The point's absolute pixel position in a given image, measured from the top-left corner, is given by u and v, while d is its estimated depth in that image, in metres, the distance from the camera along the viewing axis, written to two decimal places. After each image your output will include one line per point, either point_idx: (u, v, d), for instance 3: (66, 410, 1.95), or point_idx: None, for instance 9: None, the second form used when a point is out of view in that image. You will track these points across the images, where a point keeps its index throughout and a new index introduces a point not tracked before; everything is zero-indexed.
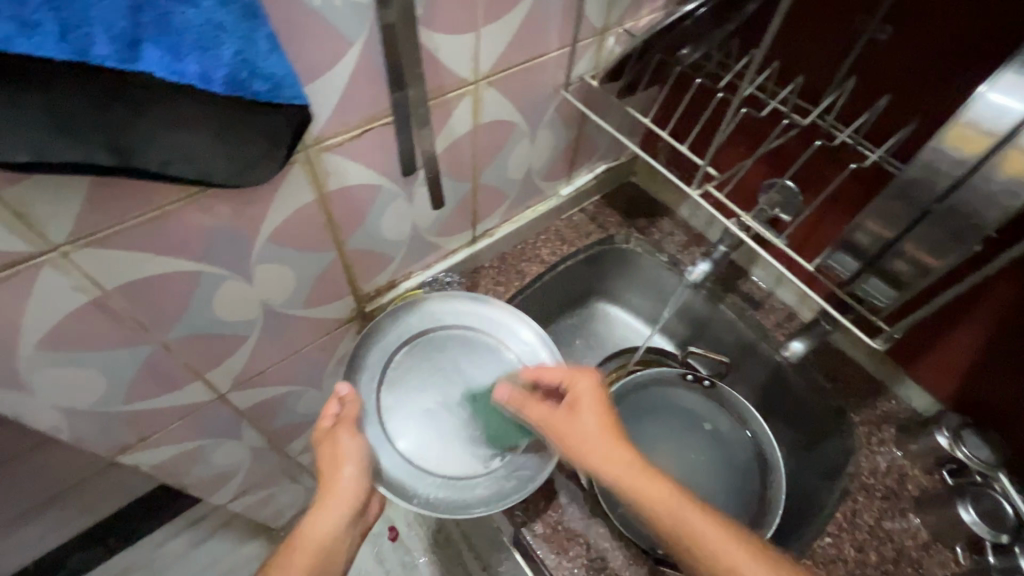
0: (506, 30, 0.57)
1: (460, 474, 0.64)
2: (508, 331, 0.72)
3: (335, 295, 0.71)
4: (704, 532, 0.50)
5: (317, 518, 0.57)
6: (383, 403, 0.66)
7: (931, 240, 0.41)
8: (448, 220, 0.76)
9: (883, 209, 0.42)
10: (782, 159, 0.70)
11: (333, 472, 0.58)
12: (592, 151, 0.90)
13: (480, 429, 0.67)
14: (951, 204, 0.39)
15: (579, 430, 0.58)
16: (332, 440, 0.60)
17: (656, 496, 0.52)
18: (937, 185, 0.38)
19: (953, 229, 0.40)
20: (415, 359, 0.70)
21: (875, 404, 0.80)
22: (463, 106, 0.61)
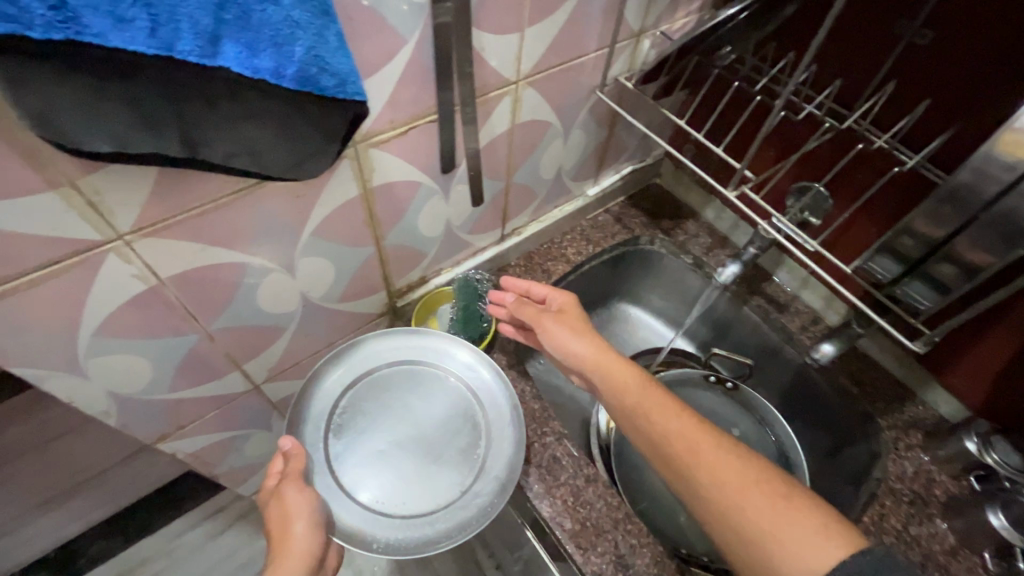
0: (550, 30, 0.58)
1: (420, 513, 0.63)
2: (450, 357, 0.73)
3: (369, 289, 0.72)
4: (665, 410, 0.55)
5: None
6: (333, 449, 0.65)
7: (979, 243, 0.42)
8: (480, 218, 0.77)
9: (929, 213, 0.43)
10: (815, 162, 0.71)
11: (286, 531, 0.55)
12: (620, 152, 0.91)
13: (434, 462, 0.66)
14: (1002, 209, 0.39)
15: (563, 329, 0.64)
16: (280, 497, 0.57)
17: (624, 383, 0.58)
18: (987, 190, 0.39)
19: (1001, 232, 0.40)
20: (361, 398, 0.69)
21: (902, 409, 0.80)
22: (503, 105, 0.62)
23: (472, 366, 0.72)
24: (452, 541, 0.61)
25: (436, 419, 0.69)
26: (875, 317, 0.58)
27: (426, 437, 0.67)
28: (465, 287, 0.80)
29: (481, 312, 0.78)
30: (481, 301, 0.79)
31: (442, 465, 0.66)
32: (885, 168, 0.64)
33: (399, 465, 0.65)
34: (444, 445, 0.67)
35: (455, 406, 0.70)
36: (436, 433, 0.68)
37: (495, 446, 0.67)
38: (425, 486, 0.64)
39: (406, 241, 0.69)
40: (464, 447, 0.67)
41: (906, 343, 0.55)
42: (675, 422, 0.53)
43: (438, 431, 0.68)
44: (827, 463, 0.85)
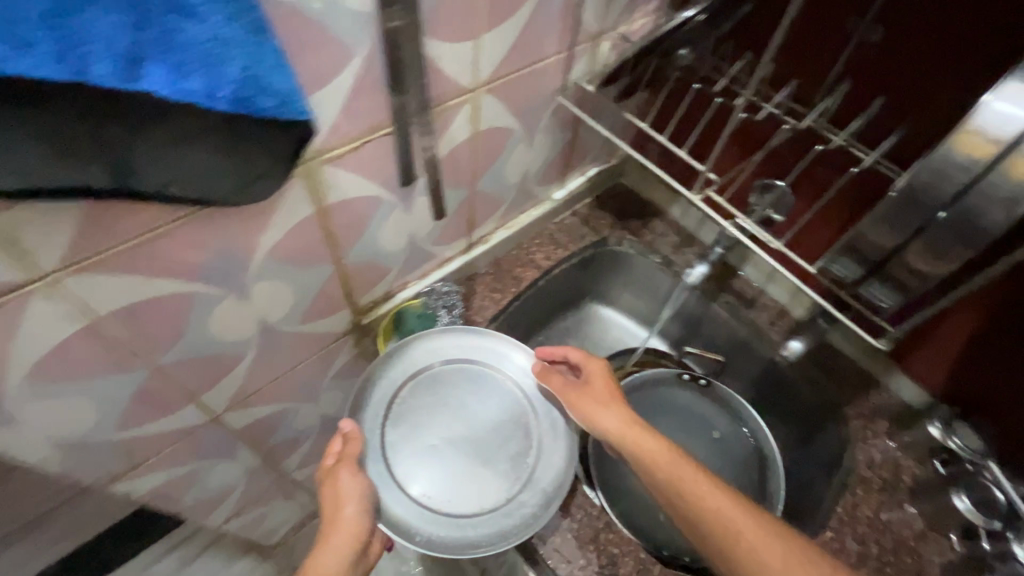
0: (507, 35, 0.56)
1: (465, 512, 0.63)
2: (509, 361, 0.72)
3: (332, 308, 0.69)
4: (704, 489, 0.55)
5: (323, 559, 0.55)
6: (388, 438, 0.66)
7: (936, 245, 0.42)
8: (445, 229, 0.75)
9: (888, 215, 0.43)
10: (776, 161, 0.71)
11: (336, 511, 0.58)
12: (585, 154, 0.90)
13: (485, 466, 0.66)
14: (959, 208, 0.39)
15: (595, 404, 0.65)
16: (335, 478, 0.60)
17: (662, 460, 0.58)
18: (945, 190, 0.39)
19: (959, 234, 0.40)
20: (419, 393, 0.69)
21: (868, 397, 0.82)
22: (462, 114, 0.60)
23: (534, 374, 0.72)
24: (493, 548, 0.61)
25: (491, 422, 0.69)
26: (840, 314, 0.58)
27: (479, 439, 0.68)
28: (433, 300, 0.79)
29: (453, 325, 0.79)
30: (452, 315, 0.79)
31: (491, 469, 0.66)
32: (844, 166, 0.65)
33: (450, 463, 0.66)
34: (496, 449, 0.67)
35: (511, 410, 0.70)
36: (492, 436, 0.68)
37: (546, 456, 0.68)
38: (473, 487, 0.65)
39: (368, 256, 0.67)
40: (516, 453, 0.68)
41: (871, 342, 0.55)
42: (716, 502, 0.54)
43: (492, 435, 0.68)
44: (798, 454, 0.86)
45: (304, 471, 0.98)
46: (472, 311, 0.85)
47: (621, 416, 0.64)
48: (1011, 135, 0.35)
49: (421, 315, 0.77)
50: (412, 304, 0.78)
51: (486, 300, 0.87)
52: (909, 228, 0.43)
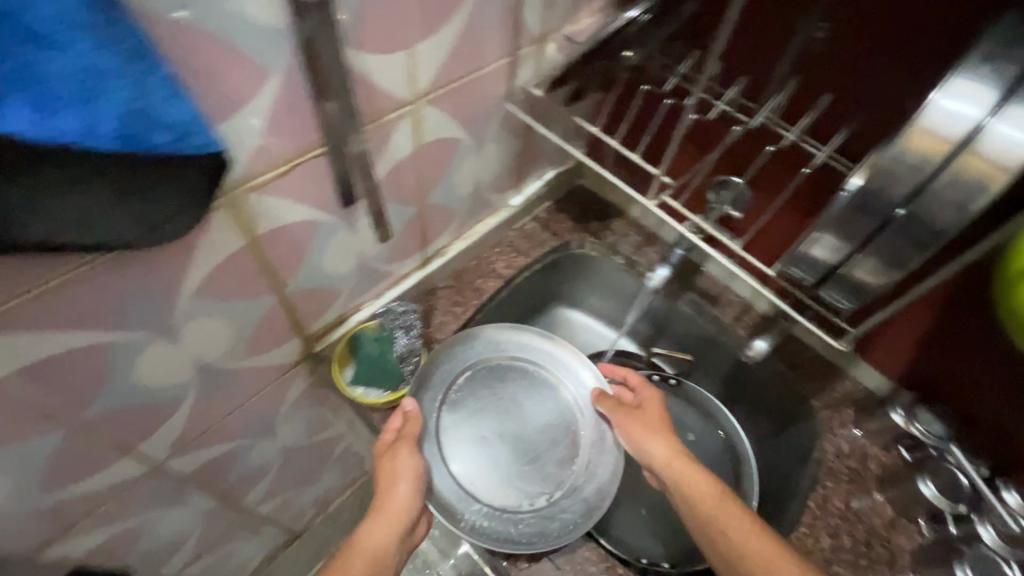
0: (444, 44, 0.53)
1: (506, 504, 0.67)
2: (569, 369, 0.73)
3: (278, 340, 0.65)
4: (740, 522, 0.58)
5: (373, 528, 0.62)
6: (442, 423, 0.69)
7: (888, 250, 0.40)
8: (396, 246, 0.71)
9: (838, 224, 0.41)
10: (730, 159, 0.70)
11: (389, 487, 0.63)
12: (540, 158, 0.87)
13: (534, 467, 0.69)
14: (913, 211, 0.38)
15: (646, 429, 0.67)
16: (393, 455, 0.65)
17: (703, 491, 0.62)
18: (897, 193, 0.38)
19: (911, 239, 0.39)
20: (474, 383, 0.72)
21: (835, 386, 0.82)
22: (402, 128, 0.57)
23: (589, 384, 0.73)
24: (529, 546, 0.66)
25: (541, 422, 0.71)
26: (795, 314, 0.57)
27: (528, 439, 0.70)
28: (388, 321, 0.75)
29: (411, 347, 0.76)
30: (409, 337, 0.76)
31: (539, 469, 0.69)
32: (798, 163, 0.64)
33: (497, 456, 0.69)
34: (542, 451, 0.70)
35: (561, 412, 0.72)
36: (543, 436, 0.70)
37: (591, 465, 0.70)
38: (518, 484, 0.68)
39: (312, 281, 0.63)
40: (561, 460, 0.70)
41: (832, 345, 0.54)
42: (749, 539, 0.57)
43: (541, 437, 0.71)
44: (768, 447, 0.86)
45: (268, 505, 0.93)
46: (432, 327, 0.82)
47: (667, 443, 0.66)
48: (959, 136, 0.35)
49: (377, 339, 0.73)
50: (366, 327, 0.73)
51: (448, 314, 0.84)
52: (862, 234, 0.41)
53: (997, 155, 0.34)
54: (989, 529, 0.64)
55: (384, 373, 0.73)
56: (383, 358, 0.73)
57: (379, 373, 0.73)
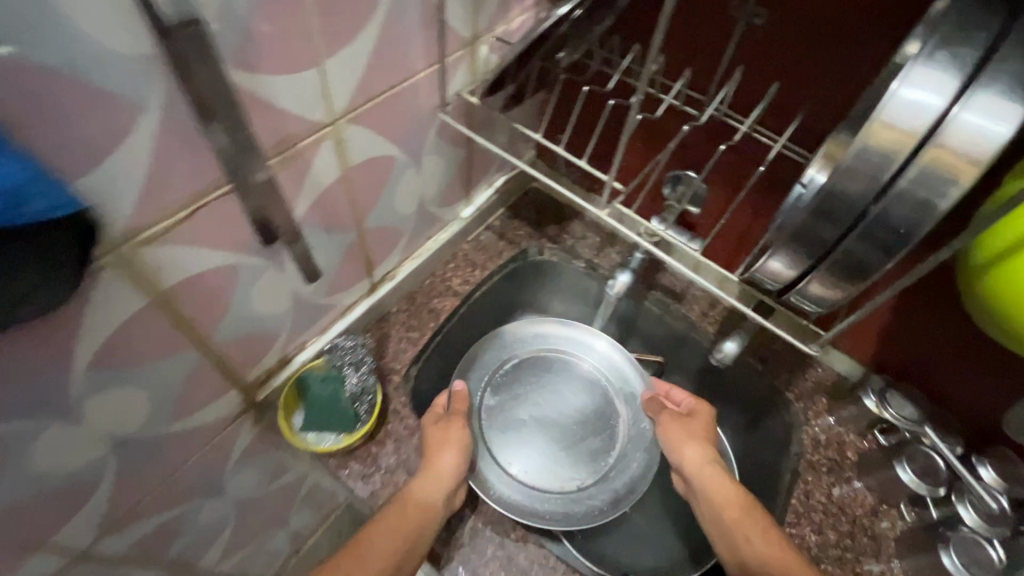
0: (357, 57, 0.47)
1: (539, 480, 0.74)
2: (610, 364, 0.82)
3: (211, 396, 0.58)
4: (761, 527, 0.58)
5: (424, 483, 0.62)
6: (486, 402, 0.78)
7: (856, 257, 0.37)
8: (337, 276, 0.66)
9: (803, 231, 0.38)
10: (685, 154, 0.68)
11: (437, 451, 0.66)
12: (487, 165, 0.82)
13: (567, 453, 0.77)
14: (880, 213, 0.34)
15: (688, 433, 0.69)
16: (446, 425, 0.68)
17: (724, 498, 0.61)
18: (863, 194, 0.34)
19: (877, 244, 0.36)
20: (520, 370, 0.81)
21: (806, 373, 0.80)
22: (323, 152, 0.51)
23: (627, 383, 0.81)
24: (556, 523, 0.69)
25: (576, 411, 0.79)
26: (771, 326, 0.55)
27: (564, 426, 0.79)
28: (337, 357, 0.69)
29: (364, 385, 0.69)
30: (360, 374, 0.69)
31: (572, 454, 0.77)
32: (753, 156, 0.62)
33: (535, 436, 0.77)
34: (578, 437, 0.78)
35: (597, 403, 0.81)
36: (577, 426, 0.79)
37: (623, 457, 0.77)
38: (551, 466, 0.75)
39: (242, 328, 0.56)
40: (595, 450, 0.77)
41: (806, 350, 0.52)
42: (766, 543, 0.57)
43: (578, 426, 0.79)
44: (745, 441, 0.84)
45: (228, 562, 0.86)
46: (387, 357, 0.76)
47: (707, 449, 0.67)
48: (921, 129, 0.32)
49: (325, 378, 0.66)
50: (315, 366, 0.67)
51: (404, 341, 0.78)
52: (828, 240, 0.37)
53: (964, 148, 0.31)
54: (969, 509, 0.64)
55: (335, 412, 0.67)
56: (333, 399, 0.66)
57: (330, 415, 0.67)
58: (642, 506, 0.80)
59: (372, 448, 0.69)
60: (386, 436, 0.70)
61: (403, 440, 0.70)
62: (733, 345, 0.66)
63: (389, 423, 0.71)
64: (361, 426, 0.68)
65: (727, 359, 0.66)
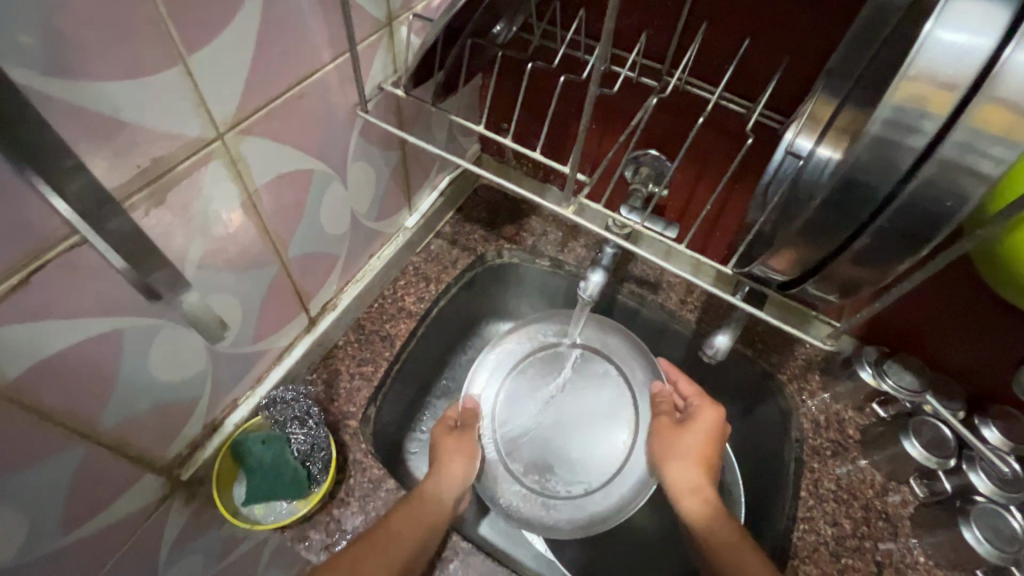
0: (235, 50, 0.37)
1: (550, 487, 0.70)
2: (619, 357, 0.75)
3: (116, 492, 0.47)
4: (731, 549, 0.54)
5: (438, 485, 0.60)
6: (495, 409, 0.74)
7: (880, 248, 0.30)
8: (262, 316, 0.55)
9: (822, 218, 0.31)
10: (649, 131, 0.61)
11: (445, 457, 0.63)
12: (427, 165, 0.73)
13: (575, 455, 0.72)
14: (918, 188, 0.27)
15: (682, 444, 0.62)
16: (458, 435, 0.66)
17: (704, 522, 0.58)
18: (899, 168, 0.27)
19: (912, 227, 0.29)
20: (530, 370, 0.76)
21: (795, 352, 0.75)
22: (214, 173, 0.41)
23: (637, 369, 0.74)
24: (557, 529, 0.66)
25: (589, 407, 0.75)
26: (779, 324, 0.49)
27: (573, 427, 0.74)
28: (278, 413, 0.58)
29: (314, 441, 0.58)
30: (308, 429, 0.58)
31: (581, 456, 0.72)
32: (728, 126, 0.55)
33: (549, 439, 0.74)
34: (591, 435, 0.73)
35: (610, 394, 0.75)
36: (587, 427, 0.74)
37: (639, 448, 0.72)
38: (561, 469, 0.71)
39: (142, 404, 0.45)
40: (602, 451, 0.72)
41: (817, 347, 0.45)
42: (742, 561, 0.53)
43: (593, 423, 0.74)
44: (739, 428, 0.78)
45: None
46: (338, 401, 0.65)
47: (694, 464, 0.61)
48: (967, 76, 0.25)
49: (266, 440, 0.56)
50: (252, 427, 0.57)
51: (357, 378, 0.67)
52: (851, 227, 0.30)
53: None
54: (981, 476, 0.61)
55: (281, 478, 0.56)
56: (279, 464, 0.56)
57: (278, 483, 0.56)
58: (641, 517, 0.74)
59: (333, 511, 0.59)
60: (348, 494, 0.60)
61: (368, 496, 0.60)
62: (726, 338, 0.59)
63: (349, 478, 0.61)
64: (318, 488, 0.58)
65: (720, 355, 0.59)
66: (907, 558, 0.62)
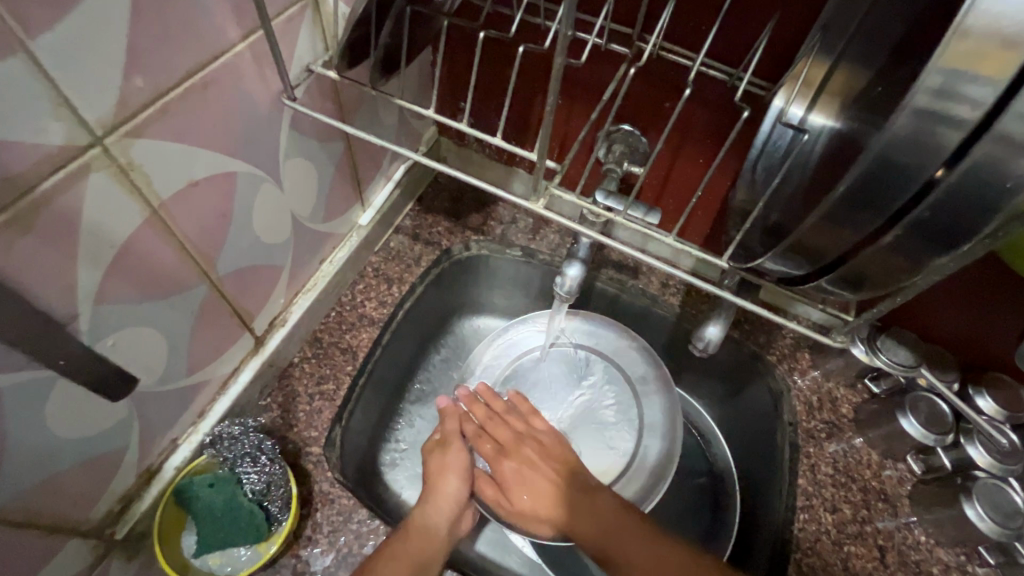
0: (105, 31, 0.30)
1: None
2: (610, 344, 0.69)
3: (33, 567, 0.40)
4: (620, 537, 0.49)
5: (426, 510, 0.54)
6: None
7: (923, 234, 0.27)
8: (197, 344, 0.48)
9: (836, 216, 0.28)
10: (623, 104, 0.55)
11: (438, 475, 0.56)
12: (377, 154, 0.65)
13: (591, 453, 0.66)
14: (966, 170, 0.24)
15: (516, 478, 0.56)
16: (442, 449, 0.58)
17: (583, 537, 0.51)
18: (945, 147, 0.24)
19: (958, 208, 0.25)
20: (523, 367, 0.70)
21: (783, 331, 0.71)
22: (98, 189, 0.33)
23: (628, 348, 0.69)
24: None
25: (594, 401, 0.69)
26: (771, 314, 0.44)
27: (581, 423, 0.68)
28: (225, 450, 0.52)
29: (270, 478, 0.51)
30: (260, 466, 0.51)
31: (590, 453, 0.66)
32: (711, 95, 0.50)
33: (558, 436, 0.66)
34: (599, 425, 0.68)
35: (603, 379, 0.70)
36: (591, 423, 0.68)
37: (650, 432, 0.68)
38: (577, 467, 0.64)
39: (48, 468, 0.38)
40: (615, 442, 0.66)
41: (828, 342, 0.43)
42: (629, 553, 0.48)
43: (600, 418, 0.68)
44: (724, 411, 0.73)
45: None
46: (297, 426, 0.59)
47: (541, 498, 0.55)
48: None
49: (214, 483, 0.50)
50: (197, 470, 0.51)
51: (317, 399, 0.60)
52: (872, 226, 0.27)
53: None
54: (979, 449, 0.59)
55: (229, 526, 0.49)
56: (230, 508, 0.49)
57: (232, 529, 0.49)
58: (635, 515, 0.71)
59: (300, 552, 0.53)
60: (316, 530, 0.54)
61: (338, 530, 0.54)
62: (717, 330, 0.55)
63: (316, 512, 0.55)
64: (281, 528, 0.51)
65: (711, 348, 0.55)
66: (908, 538, 0.60)
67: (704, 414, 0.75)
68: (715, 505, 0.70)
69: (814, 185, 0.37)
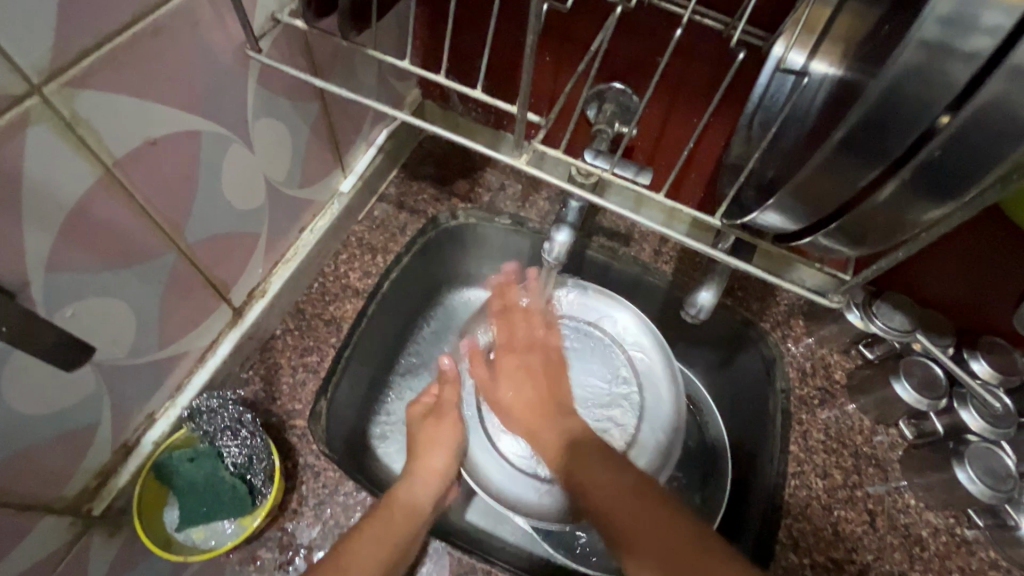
0: None
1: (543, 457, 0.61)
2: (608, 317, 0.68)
3: (7, 544, 0.39)
4: (581, 460, 0.51)
5: (413, 486, 0.53)
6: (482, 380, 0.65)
7: (932, 177, 0.25)
8: (171, 314, 0.46)
9: (835, 164, 0.26)
10: (612, 58, 0.52)
11: (426, 449, 0.56)
12: (357, 115, 0.62)
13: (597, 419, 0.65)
14: (975, 110, 0.22)
15: (517, 385, 0.58)
16: (436, 419, 0.58)
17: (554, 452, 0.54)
18: (954, 84, 0.22)
19: (970, 151, 0.23)
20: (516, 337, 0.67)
21: (778, 298, 0.70)
22: (38, 147, 0.31)
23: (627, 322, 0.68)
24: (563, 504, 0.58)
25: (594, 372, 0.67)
26: (767, 275, 0.43)
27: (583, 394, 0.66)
28: (204, 424, 0.50)
29: (251, 451, 0.50)
30: (240, 440, 0.50)
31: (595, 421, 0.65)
32: (706, 47, 0.47)
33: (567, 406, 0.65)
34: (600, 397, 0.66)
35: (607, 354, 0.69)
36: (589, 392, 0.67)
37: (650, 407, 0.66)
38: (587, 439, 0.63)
39: (13, 443, 0.37)
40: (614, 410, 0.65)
41: (824, 303, 0.42)
42: (590, 475, 0.50)
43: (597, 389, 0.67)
44: (717, 378, 0.72)
45: None
46: (281, 400, 0.57)
47: (526, 403, 0.57)
48: None
49: (195, 457, 0.49)
50: (176, 444, 0.50)
51: (300, 371, 0.59)
52: (875, 172, 0.26)
53: None
54: (973, 413, 0.58)
55: (210, 500, 0.49)
56: (212, 482, 0.49)
57: (215, 504, 0.49)
58: None
59: (286, 525, 0.52)
60: (301, 503, 0.53)
61: (324, 502, 0.53)
62: (709, 295, 0.53)
63: (301, 485, 0.54)
64: (265, 501, 0.50)
65: (703, 314, 0.54)
66: (898, 501, 0.60)
67: (696, 383, 0.74)
68: (707, 473, 0.69)
69: (815, 137, 0.34)
